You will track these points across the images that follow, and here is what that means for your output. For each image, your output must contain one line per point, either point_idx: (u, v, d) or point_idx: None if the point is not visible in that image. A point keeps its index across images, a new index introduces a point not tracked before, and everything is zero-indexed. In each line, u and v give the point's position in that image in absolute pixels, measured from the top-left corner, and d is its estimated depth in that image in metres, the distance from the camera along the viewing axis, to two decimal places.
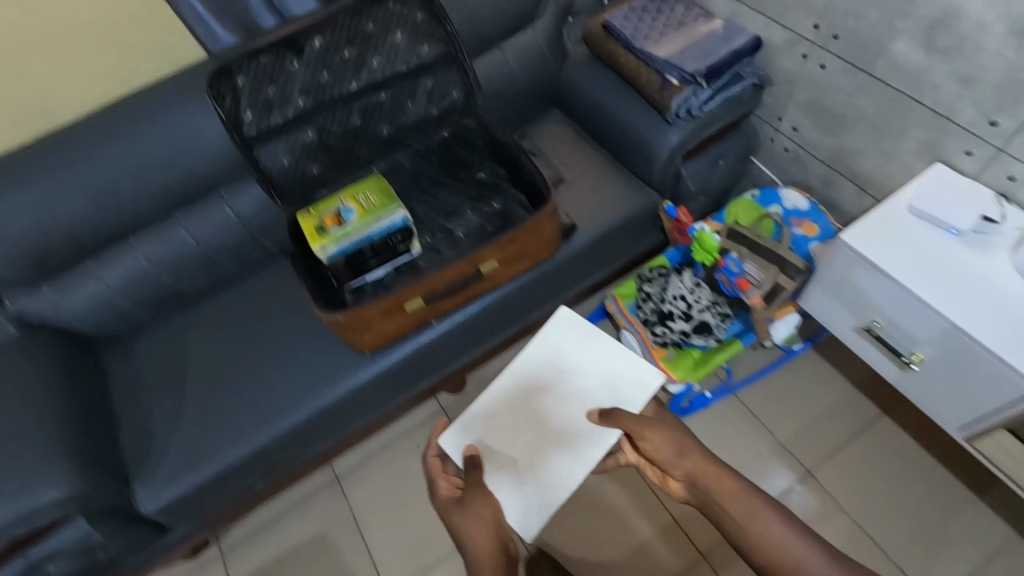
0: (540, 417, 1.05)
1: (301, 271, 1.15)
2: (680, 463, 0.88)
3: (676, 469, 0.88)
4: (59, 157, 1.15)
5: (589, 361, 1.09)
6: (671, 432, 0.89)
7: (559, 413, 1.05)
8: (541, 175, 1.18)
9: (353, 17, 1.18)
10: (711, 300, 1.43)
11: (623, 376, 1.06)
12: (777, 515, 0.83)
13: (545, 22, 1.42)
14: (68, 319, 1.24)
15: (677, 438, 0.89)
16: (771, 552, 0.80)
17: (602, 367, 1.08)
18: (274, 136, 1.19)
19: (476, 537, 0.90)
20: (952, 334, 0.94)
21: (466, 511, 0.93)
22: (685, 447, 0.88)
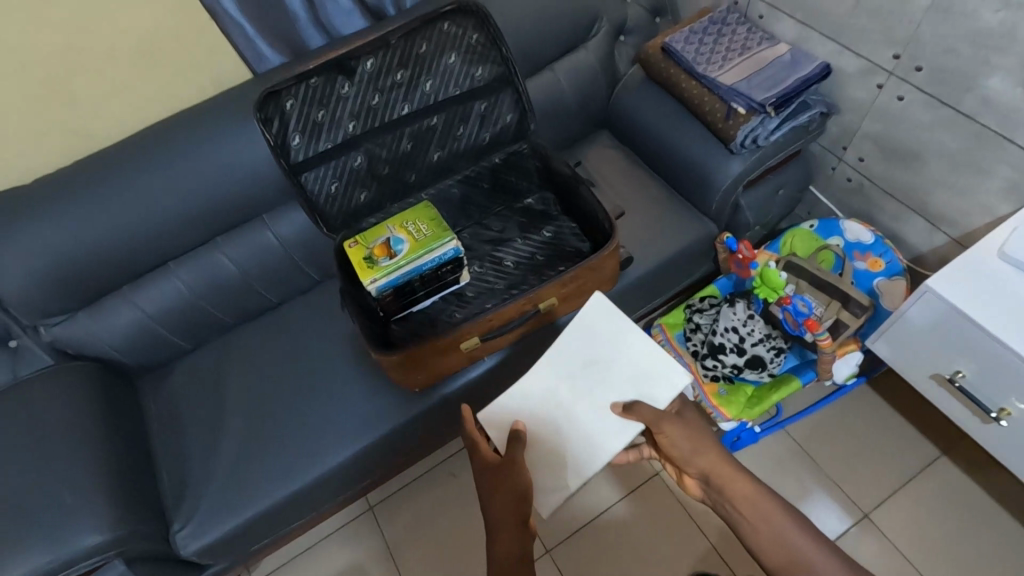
0: (564, 404, 1.01)
1: (349, 304, 1.11)
2: (693, 460, 0.94)
3: (689, 465, 0.95)
4: (98, 181, 1.10)
5: (616, 351, 1.03)
6: (688, 430, 0.95)
7: (580, 400, 1.00)
8: (601, 208, 1.12)
9: (407, 38, 1.12)
10: (765, 333, 1.37)
11: (648, 373, 1.00)
12: (792, 521, 0.86)
13: (598, 42, 1.37)
14: (104, 348, 1.19)
15: (694, 438, 0.95)
16: (782, 552, 0.84)
17: (630, 360, 1.01)
18: (321, 161, 1.14)
19: (501, 513, 0.93)
20: (957, 320, 0.96)
21: (494, 490, 0.94)
22: (700, 445, 0.94)
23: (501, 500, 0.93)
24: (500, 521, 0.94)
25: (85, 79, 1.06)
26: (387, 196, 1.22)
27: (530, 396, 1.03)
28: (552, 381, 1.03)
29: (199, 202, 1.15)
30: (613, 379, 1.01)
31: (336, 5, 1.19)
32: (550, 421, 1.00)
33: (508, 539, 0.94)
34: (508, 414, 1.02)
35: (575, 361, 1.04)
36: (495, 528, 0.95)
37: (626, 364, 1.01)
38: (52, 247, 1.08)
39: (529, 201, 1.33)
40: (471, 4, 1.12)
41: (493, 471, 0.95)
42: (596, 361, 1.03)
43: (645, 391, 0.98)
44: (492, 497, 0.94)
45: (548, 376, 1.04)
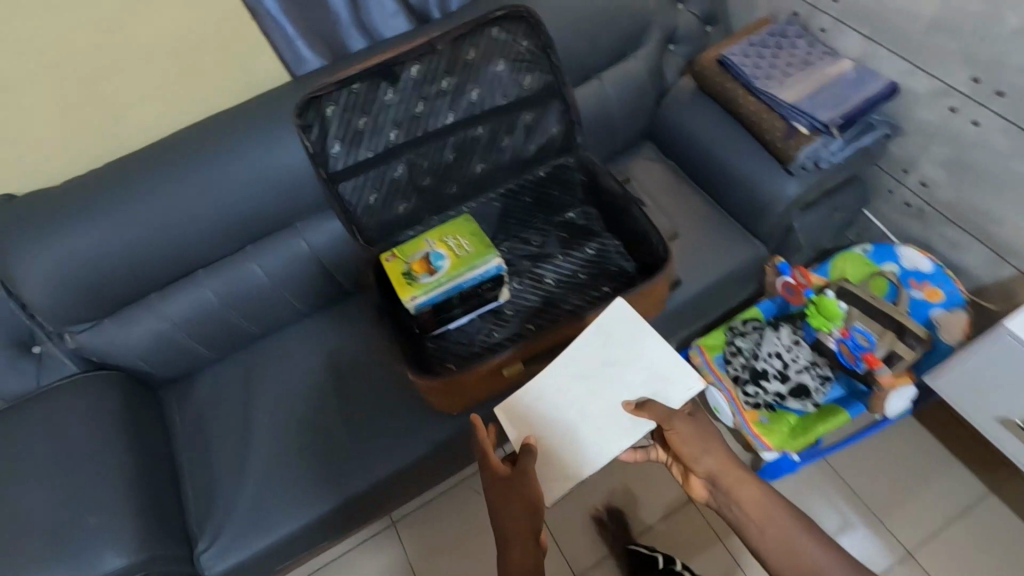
0: (573, 403, 0.94)
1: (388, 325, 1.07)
2: (703, 460, 0.90)
3: (698, 466, 0.91)
4: (131, 186, 1.06)
5: (633, 351, 0.97)
6: (700, 431, 0.91)
7: (591, 398, 0.94)
8: (654, 228, 1.08)
9: (455, 44, 1.07)
10: (810, 360, 1.32)
11: (662, 372, 0.94)
12: (801, 525, 0.84)
13: (648, 50, 1.31)
14: (129, 357, 1.15)
15: (705, 439, 0.90)
16: (791, 557, 0.82)
17: (646, 361, 0.96)
18: (361, 171, 1.09)
19: (515, 523, 0.86)
20: None
21: (504, 499, 0.87)
22: (711, 447, 0.90)
23: (512, 509, 0.86)
24: (516, 528, 0.86)
25: (120, 80, 1.03)
26: (427, 208, 1.17)
27: (537, 391, 0.97)
28: (562, 377, 0.97)
29: (232, 210, 1.11)
30: (627, 378, 0.95)
31: (379, 7, 1.14)
32: (557, 420, 0.94)
33: (526, 543, 0.85)
34: (516, 413, 0.95)
35: (588, 359, 0.98)
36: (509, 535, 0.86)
37: (641, 363, 0.95)
38: (80, 254, 1.04)
39: (571, 215, 1.28)
40: (523, 10, 1.07)
41: (500, 478, 0.88)
42: (609, 360, 0.97)
43: (659, 391, 0.93)
44: (506, 508, 0.87)
45: (557, 372, 0.98)
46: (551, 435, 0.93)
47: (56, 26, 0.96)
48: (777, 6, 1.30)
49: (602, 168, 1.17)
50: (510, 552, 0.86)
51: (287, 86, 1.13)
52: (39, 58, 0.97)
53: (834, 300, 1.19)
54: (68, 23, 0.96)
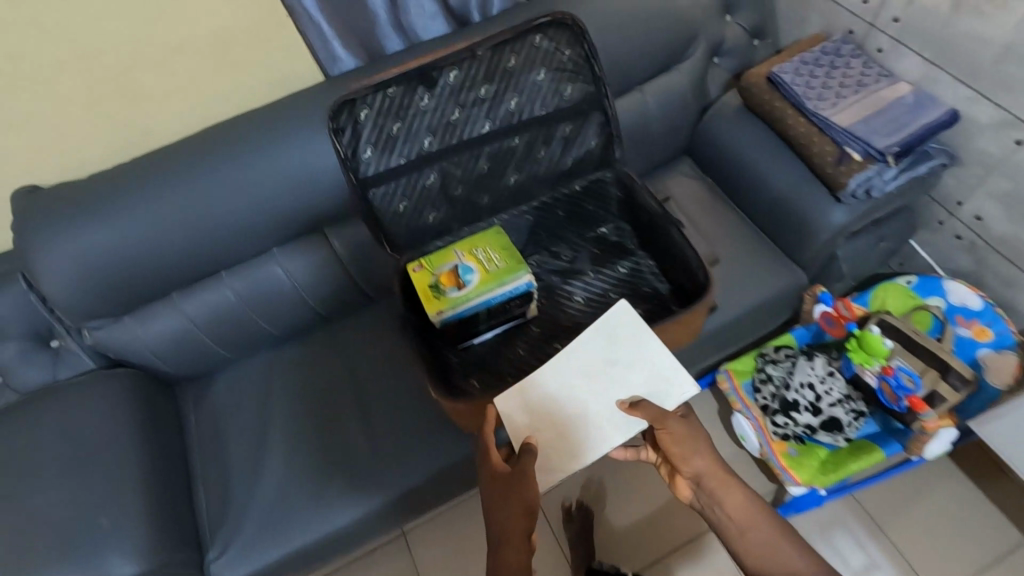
0: (571, 398, 0.91)
1: (414, 339, 1.03)
2: (691, 462, 0.85)
3: (685, 468, 0.86)
4: (157, 183, 1.03)
5: (638, 352, 0.93)
6: (692, 432, 0.86)
7: (590, 394, 0.91)
8: (695, 253, 1.03)
9: (495, 51, 1.03)
10: (844, 393, 1.26)
11: (663, 376, 0.90)
12: (787, 532, 0.79)
13: (692, 63, 1.26)
14: (148, 356, 1.13)
15: (695, 440, 0.86)
16: (775, 565, 0.77)
17: (651, 364, 0.91)
18: (392, 178, 1.05)
19: (511, 524, 0.83)
20: None
21: (502, 503, 0.83)
22: (701, 448, 0.85)
23: (509, 512, 0.83)
24: (511, 529, 0.84)
25: (151, 74, 1.01)
26: (457, 218, 1.13)
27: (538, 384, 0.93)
28: (563, 374, 0.93)
29: (260, 211, 1.08)
30: (629, 379, 0.91)
31: (419, 8, 1.09)
32: (554, 413, 0.90)
33: (520, 542, 0.84)
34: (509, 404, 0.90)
35: (591, 356, 0.94)
36: (506, 535, 0.84)
37: (645, 364, 0.91)
38: (103, 250, 1.02)
39: (603, 230, 1.23)
40: (567, 17, 1.03)
41: (499, 480, 0.83)
42: (613, 359, 0.93)
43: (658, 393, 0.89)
44: (505, 512, 0.83)
45: (559, 369, 0.94)
46: (548, 429, 0.89)
47: (88, 15, 0.92)
48: (832, 23, 1.24)
49: (641, 185, 1.12)
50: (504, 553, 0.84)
51: (321, 86, 1.10)
52: (70, 49, 0.94)
53: (880, 337, 1.17)
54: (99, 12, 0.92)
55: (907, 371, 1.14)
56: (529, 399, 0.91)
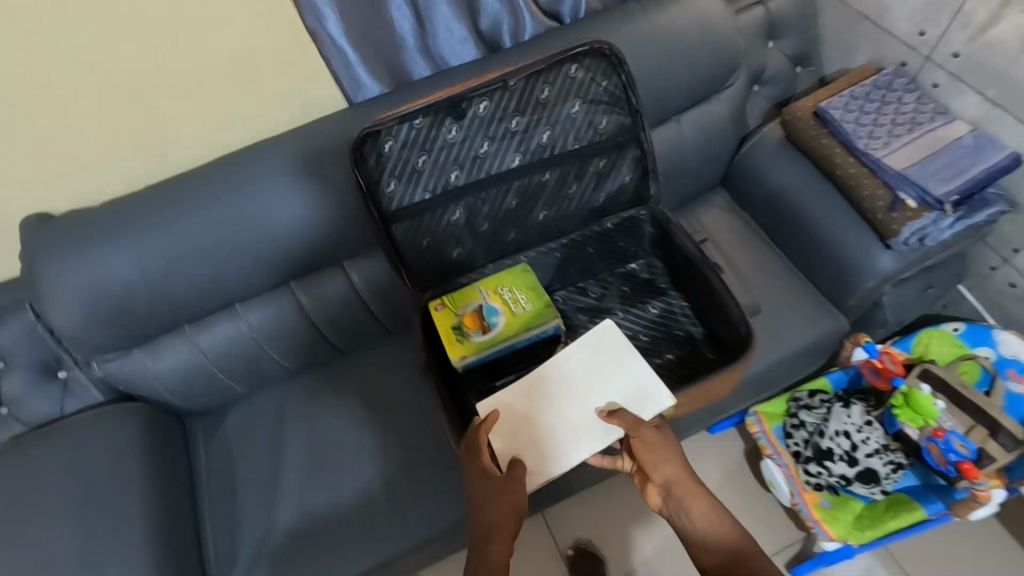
0: (552, 402, 0.93)
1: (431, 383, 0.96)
2: (663, 468, 0.86)
3: (656, 475, 0.86)
4: (172, 213, 0.99)
5: (619, 364, 0.95)
6: (666, 441, 0.87)
7: (569, 400, 0.93)
8: (735, 302, 0.96)
9: (528, 81, 0.97)
10: (882, 443, 1.19)
11: (641, 390, 0.92)
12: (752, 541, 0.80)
13: (733, 92, 1.20)
14: (158, 389, 1.09)
15: (669, 448, 0.86)
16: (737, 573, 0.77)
17: (630, 377, 0.94)
18: (416, 212, 1.00)
19: (497, 519, 0.81)
20: None
21: (491, 499, 0.82)
22: (674, 456, 0.86)
23: (496, 509, 0.82)
24: (499, 525, 0.81)
25: (168, 99, 0.96)
26: (481, 255, 1.08)
27: (521, 387, 0.95)
28: (545, 377, 0.96)
29: (278, 244, 1.03)
30: (609, 390, 0.93)
31: (448, 32, 1.03)
32: (540, 419, 0.92)
33: (506, 541, 0.81)
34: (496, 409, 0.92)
35: (573, 365, 0.97)
36: (493, 530, 0.81)
37: (625, 376, 0.94)
38: (117, 282, 0.98)
39: (632, 266, 1.18)
40: (606, 47, 0.98)
41: (487, 476, 0.83)
42: (594, 368, 0.95)
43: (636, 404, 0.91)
44: (492, 507, 0.82)
45: (542, 374, 0.96)
46: (531, 430, 0.91)
47: (104, 39, 0.87)
48: (883, 53, 1.17)
49: (677, 224, 1.06)
50: (490, 550, 0.81)
51: (344, 113, 1.04)
52: (85, 73, 0.89)
53: (931, 398, 1.08)
54: (116, 35, 0.87)
55: (958, 436, 1.07)
56: (511, 399, 0.94)
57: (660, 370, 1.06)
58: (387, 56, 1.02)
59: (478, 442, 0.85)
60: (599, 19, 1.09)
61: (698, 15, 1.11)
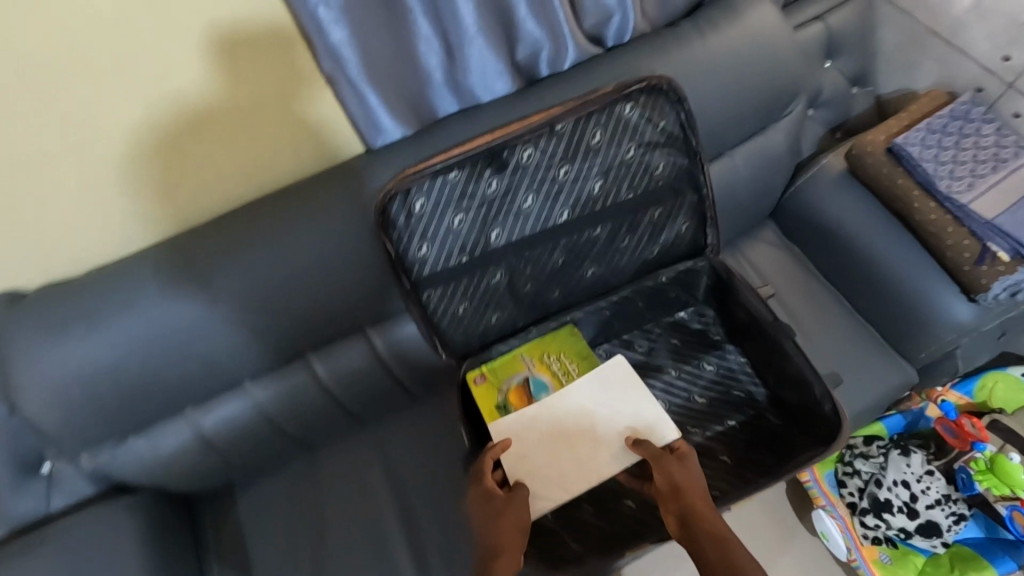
0: (558, 435, 0.90)
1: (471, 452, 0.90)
2: (679, 490, 0.77)
3: (671, 499, 0.77)
4: (166, 287, 0.85)
5: (629, 397, 0.93)
6: (690, 468, 0.80)
7: (575, 432, 0.90)
8: (818, 377, 0.84)
9: (578, 126, 0.85)
10: (944, 493, 1.12)
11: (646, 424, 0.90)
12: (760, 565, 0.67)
13: (790, 121, 1.08)
14: (158, 478, 0.96)
15: (692, 472, 0.80)
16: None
17: (636, 411, 0.92)
18: (452, 277, 0.88)
19: (504, 536, 0.75)
20: None
21: (497, 518, 0.77)
22: (696, 481, 0.79)
23: (500, 525, 0.76)
24: (507, 541, 0.74)
25: (157, 156, 0.82)
26: (522, 318, 0.96)
27: (534, 415, 0.91)
28: (557, 406, 0.92)
29: (290, 311, 0.90)
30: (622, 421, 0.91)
31: (480, 68, 0.88)
32: (546, 454, 0.89)
33: (516, 559, 0.72)
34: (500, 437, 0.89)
35: (583, 400, 0.93)
36: (501, 547, 0.73)
37: (635, 409, 0.92)
38: (106, 369, 0.84)
39: (680, 314, 1.07)
40: (665, 83, 0.85)
41: (492, 493, 0.80)
42: (609, 399, 0.93)
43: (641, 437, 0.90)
44: (496, 525, 0.76)
45: (556, 403, 0.92)
46: (544, 457, 0.88)
47: (80, 92, 0.73)
48: (953, 77, 1.07)
49: (742, 279, 0.94)
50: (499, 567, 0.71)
51: (361, 161, 0.90)
52: (58, 133, 0.75)
53: (1020, 466, 1.05)
54: (92, 88, 0.73)
55: None
56: (522, 426, 0.90)
57: (721, 439, 0.96)
58: (411, 96, 0.87)
59: (484, 463, 0.82)
60: (648, 44, 0.96)
61: (759, 36, 0.98)
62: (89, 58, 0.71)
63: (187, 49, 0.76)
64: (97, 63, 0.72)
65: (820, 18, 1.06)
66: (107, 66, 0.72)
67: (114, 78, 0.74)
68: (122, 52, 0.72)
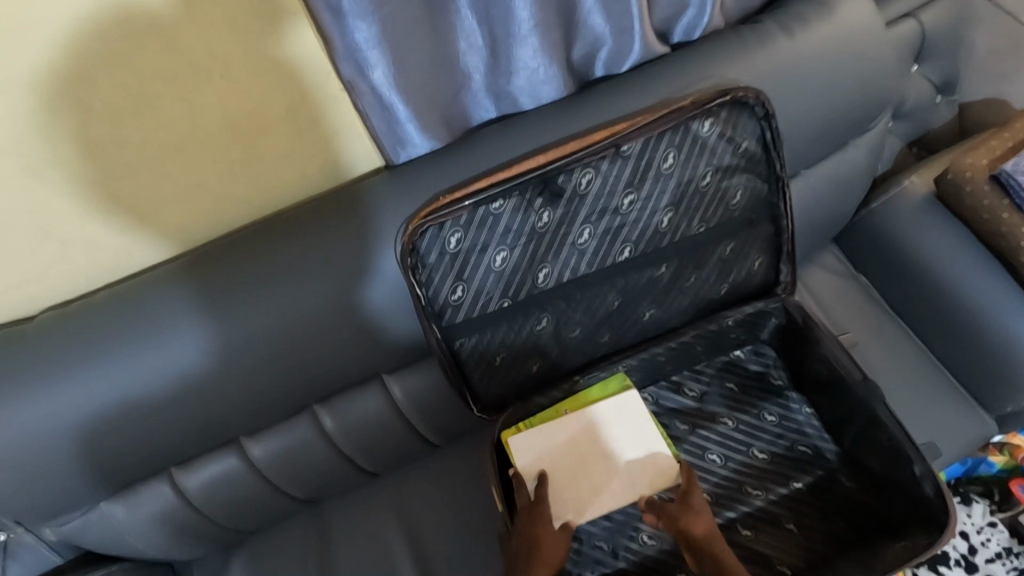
0: (576, 456, 0.78)
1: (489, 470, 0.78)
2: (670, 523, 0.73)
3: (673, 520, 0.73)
4: (144, 336, 0.70)
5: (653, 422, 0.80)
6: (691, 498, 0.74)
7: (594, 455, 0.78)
8: (920, 455, 0.72)
9: (648, 148, 0.69)
10: (1005, 546, 1.03)
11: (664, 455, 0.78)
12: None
13: (873, 138, 0.95)
14: (136, 546, 0.82)
15: (694, 501, 0.73)
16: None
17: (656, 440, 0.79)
18: (489, 323, 0.74)
19: (541, 543, 0.70)
20: None
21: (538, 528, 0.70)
22: (695, 514, 0.73)
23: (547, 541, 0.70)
24: (545, 551, 0.69)
25: (131, 185, 0.66)
26: (568, 364, 0.83)
27: (551, 434, 0.78)
28: (576, 430, 0.79)
29: (296, 356, 0.75)
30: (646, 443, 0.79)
31: (528, 71, 0.72)
32: (563, 475, 0.77)
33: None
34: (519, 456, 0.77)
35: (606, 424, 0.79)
36: (537, 554, 0.69)
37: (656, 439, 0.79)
38: (72, 434, 0.71)
39: (736, 353, 0.93)
40: (753, 96, 0.70)
41: (542, 508, 0.71)
42: (642, 419, 0.79)
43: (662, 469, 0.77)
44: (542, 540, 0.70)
45: (574, 425, 0.79)
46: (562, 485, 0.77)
47: (33, 118, 0.57)
48: None
49: (824, 328, 0.81)
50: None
51: (381, 181, 0.74)
52: (6, 164, 0.59)
53: None
54: (44, 108, 0.57)
55: None
56: (542, 451, 0.78)
57: (787, 505, 0.83)
58: (444, 104, 0.71)
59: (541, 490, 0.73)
60: (726, 44, 0.79)
61: (860, 38, 0.81)
62: (40, 73, 0.55)
63: (165, 50, 0.58)
64: (52, 83, 0.55)
65: (912, 13, 0.90)
66: (65, 85, 0.56)
67: (76, 99, 0.57)
68: (82, 66, 0.56)
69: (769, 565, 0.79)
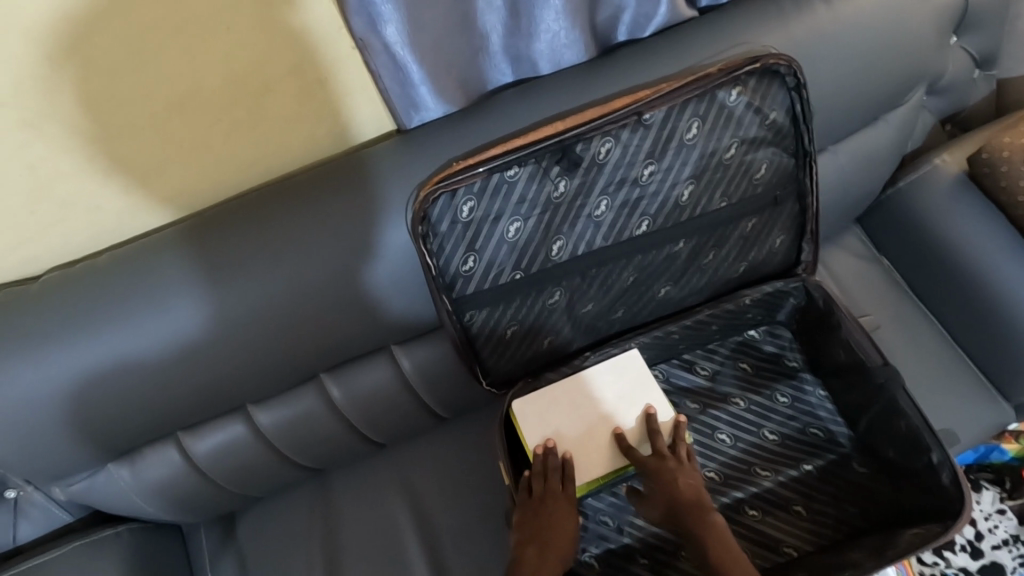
0: (580, 422, 0.74)
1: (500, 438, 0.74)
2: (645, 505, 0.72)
3: (659, 481, 0.70)
4: (146, 300, 0.69)
5: (651, 386, 0.76)
6: (651, 477, 0.71)
7: (599, 419, 0.75)
8: (937, 441, 0.71)
9: (672, 117, 0.66)
10: (1012, 534, 1.00)
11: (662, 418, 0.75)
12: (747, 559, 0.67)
13: (905, 112, 0.91)
14: (141, 510, 0.84)
15: (657, 480, 0.70)
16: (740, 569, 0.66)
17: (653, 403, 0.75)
18: (501, 296, 0.72)
19: (554, 539, 0.68)
20: None
21: (556, 520, 0.69)
22: (660, 489, 0.70)
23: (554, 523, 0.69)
24: (558, 543, 0.68)
25: (131, 144, 0.64)
26: (579, 342, 0.82)
27: (555, 399, 0.75)
28: (581, 403, 0.75)
29: (300, 325, 0.74)
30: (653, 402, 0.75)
31: (550, 33, 0.68)
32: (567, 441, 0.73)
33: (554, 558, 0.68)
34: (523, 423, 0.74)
35: (607, 389, 0.76)
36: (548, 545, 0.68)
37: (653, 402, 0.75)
38: (75, 397, 0.70)
39: (751, 333, 0.91)
40: (784, 65, 0.66)
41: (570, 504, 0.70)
42: (638, 384, 0.76)
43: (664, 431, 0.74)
44: (549, 520, 0.69)
45: (581, 400, 0.75)
46: (568, 449, 0.73)
47: (35, 74, 0.55)
48: None
49: (845, 311, 0.78)
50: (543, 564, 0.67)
51: (392, 147, 0.71)
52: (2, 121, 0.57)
53: None
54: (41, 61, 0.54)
55: None
56: (546, 420, 0.74)
57: (797, 487, 0.82)
58: (457, 68, 0.68)
59: (565, 482, 0.70)
60: (761, 9, 0.75)
61: (901, 7, 0.77)
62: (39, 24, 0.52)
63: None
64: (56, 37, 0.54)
65: None
66: (69, 38, 0.54)
67: (77, 53, 0.55)
68: (84, 18, 0.53)
69: (776, 547, 0.79)
